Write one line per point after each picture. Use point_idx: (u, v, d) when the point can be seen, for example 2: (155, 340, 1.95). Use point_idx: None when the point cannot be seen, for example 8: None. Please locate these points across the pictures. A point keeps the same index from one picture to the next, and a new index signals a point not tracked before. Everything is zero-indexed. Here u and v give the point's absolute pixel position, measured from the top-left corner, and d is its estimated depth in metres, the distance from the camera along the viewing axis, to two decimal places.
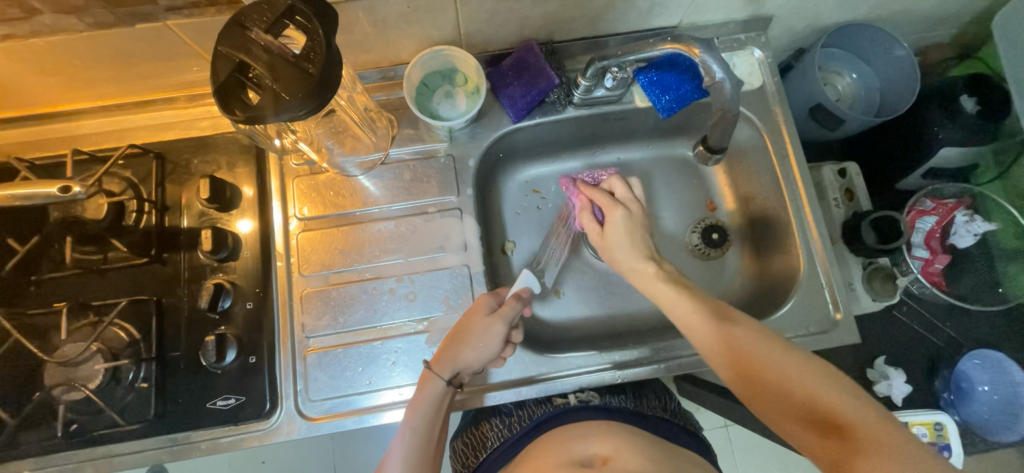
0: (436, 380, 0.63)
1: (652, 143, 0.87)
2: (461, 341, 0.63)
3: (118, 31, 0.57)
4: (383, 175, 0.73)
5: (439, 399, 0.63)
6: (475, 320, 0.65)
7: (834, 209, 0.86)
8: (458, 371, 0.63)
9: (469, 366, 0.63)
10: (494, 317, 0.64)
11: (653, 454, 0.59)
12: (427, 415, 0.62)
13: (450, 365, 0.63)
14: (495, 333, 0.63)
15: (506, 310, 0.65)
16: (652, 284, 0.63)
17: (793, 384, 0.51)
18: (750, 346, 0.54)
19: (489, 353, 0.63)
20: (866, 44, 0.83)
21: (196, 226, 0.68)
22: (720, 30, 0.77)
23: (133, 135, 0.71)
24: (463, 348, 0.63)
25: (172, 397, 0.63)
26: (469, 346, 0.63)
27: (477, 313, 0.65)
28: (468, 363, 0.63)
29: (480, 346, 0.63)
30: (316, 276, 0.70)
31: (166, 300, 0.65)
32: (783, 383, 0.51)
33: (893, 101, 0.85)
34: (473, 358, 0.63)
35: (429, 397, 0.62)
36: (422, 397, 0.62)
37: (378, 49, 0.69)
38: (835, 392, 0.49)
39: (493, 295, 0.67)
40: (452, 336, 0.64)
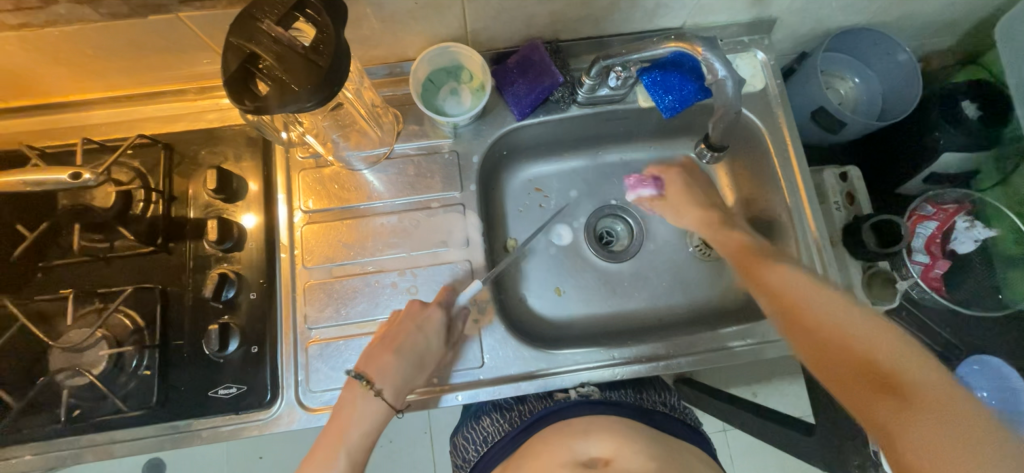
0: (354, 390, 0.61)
1: (655, 143, 0.87)
2: (382, 348, 0.63)
3: (131, 22, 0.57)
4: (387, 169, 0.74)
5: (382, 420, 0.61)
6: (429, 341, 0.64)
7: (834, 212, 0.86)
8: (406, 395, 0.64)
9: (399, 376, 0.62)
10: (409, 319, 0.64)
11: (655, 452, 0.60)
12: (368, 422, 0.60)
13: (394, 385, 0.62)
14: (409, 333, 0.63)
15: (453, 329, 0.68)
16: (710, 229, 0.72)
17: (865, 346, 0.50)
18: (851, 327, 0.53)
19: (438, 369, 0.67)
20: (869, 48, 0.83)
21: (202, 216, 0.68)
22: (724, 32, 0.78)
23: (141, 126, 0.72)
24: (385, 354, 0.62)
25: (174, 385, 0.64)
26: (387, 354, 0.62)
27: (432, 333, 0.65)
28: (393, 372, 0.62)
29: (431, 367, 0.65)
30: (320, 268, 0.70)
31: (171, 289, 0.66)
32: (847, 335, 0.51)
33: (895, 105, 0.86)
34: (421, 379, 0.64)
35: (370, 418, 0.61)
36: (362, 417, 0.60)
37: (386, 45, 0.70)
38: (894, 345, 0.49)
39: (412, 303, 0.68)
40: (375, 345, 0.64)
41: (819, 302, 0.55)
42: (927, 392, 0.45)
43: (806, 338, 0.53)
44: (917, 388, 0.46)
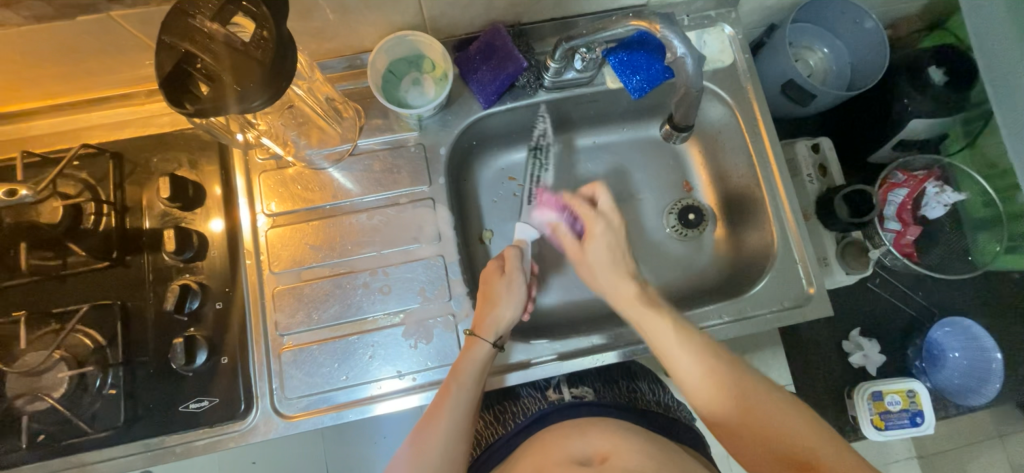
0: (481, 343, 0.63)
1: (628, 125, 0.86)
2: (492, 301, 0.66)
3: (59, 24, 0.54)
4: (352, 167, 0.71)
5: (486, 362, 0.63)
6: (494, 281, 0.68)
7: (807, 185, 0.86)
8: (501, 332, 0.65)
9: (509, 320, 0.66)
10: (515, 270, 0.69)
11: (653, 454, 0.57)
12: (470, 390, 0.61)
13: (489, 324, 0.65)
14: (518, 283, 0.68)
15: (513, 264, 0.70)
16: (631, 306, 0.64)
17: (751, 410, 0.54)
18: (792, 432, 0.52)
19: (518, 300, 0.67)
20: (836, 17, 0.82)
21: (158, 226, 0.66)
22: (690, 7, 0.76)
23: (87, 135, 0.68)
24: (498, 305, 0.66)
25: (142, 402, 0.62)
26: (503, 303, 0.66)
27: (491, 277, 0.69)
28: (507, 320, 0.66)
29: (510, 298, 0.67)
30: (287, 273, 0.68)
31: (131, 304, 0.63)
32: (735, 402, 0.55)
33: (864, 73, 0.86)
34: (509, 313, 0.66)
35: (475, 360, 0.62)
36: (466, 360, 0.62)
37: (340, 36, 0.66)
38: (776, 404, 0.54)
39: (500, 259, 0.72)
40: (485, 300, 0.67)
41: (689, 365, 0.59)
42: (817, 453, 0.50)
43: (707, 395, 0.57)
44: (808, 448, 0.50)
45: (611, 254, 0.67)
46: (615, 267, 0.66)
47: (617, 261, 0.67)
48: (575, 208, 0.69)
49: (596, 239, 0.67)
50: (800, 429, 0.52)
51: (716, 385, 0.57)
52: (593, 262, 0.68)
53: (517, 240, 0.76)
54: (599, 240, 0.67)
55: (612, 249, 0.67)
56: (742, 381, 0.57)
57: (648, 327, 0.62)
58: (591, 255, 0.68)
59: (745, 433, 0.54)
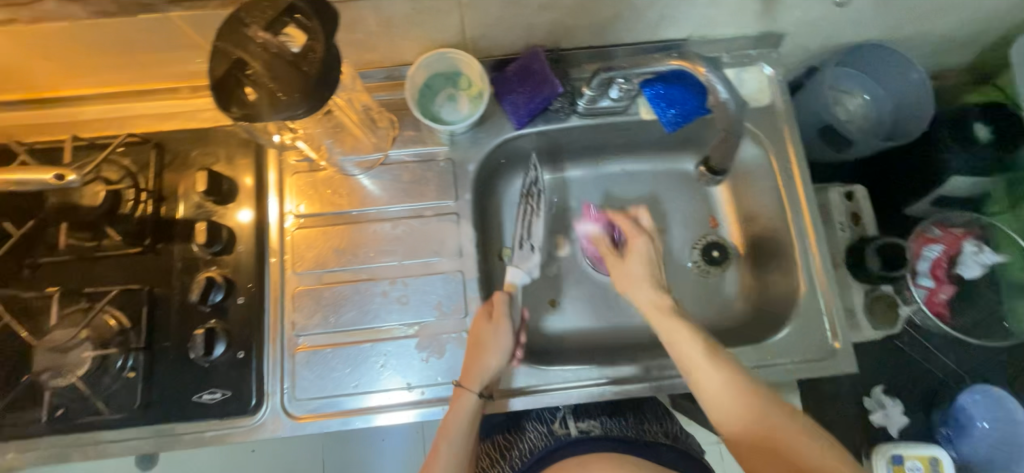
0: (468, 393, 0.63)
1: (658, 155, 0.85)
2: (479, 349, 0.64)
3: (121, 20, 0.56)
4: (382, 175, 0.73)
5: (476, 411, 0.63)
6: (480, 327, 0.66)
7: (838, 233, 0.84)
8: (486, 382, 0.63)
9: (496, 370, 0.64)
10: (502, 316, 0.66)
11: None
12: (462, 437, 0.63)
13: (474, 374, 0.63)
14: (505, 331, 0.65)
15: (500, 311, 0.67)
16: (659, 320, 0.62)
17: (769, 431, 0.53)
18: (783, 436, 0.52)
19: (506, 350, 0.65)
20: (881, 65, 0.80)
21: (192, 217, 0.68)
22: (731, 45, 0.76)
23: (135, 124, 0.71)
24: (486, 354, 0.64)
25: (159, 388, 0.63)
26: (489, 353, 0.64)
27: (479, 322, 0.66)
28: (495, 369, 0.64)
29: (496, 348, 0.64)
30: (310, 275, 0.69)
31: (158, 291, 0.65)
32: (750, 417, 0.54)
33: (906, 123, 0.82)
34: (496, 363, 0.64)
35: (464, 411, 0.62)
36: (457, 409, 0.62)
37: (382, 49, 0.68)
38: (794, 426, 0.53)
39: (488, 304, 0.69)
40: (473, 349, 0.64)
41: (712, 377, 0.56)
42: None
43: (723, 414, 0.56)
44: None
45: (646, 270, 0.66)
46: (653, 282, 0.65)
47: (653, 277, 0.66)
48: (619, 224, 0.69)
49: (637, 254, 0.67)
50: (795, 434, 0.52)
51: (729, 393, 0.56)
52: (628, 276, 0.67)
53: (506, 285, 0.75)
54: (637, 253, 0.67)
55: (646, 265, 0.66)
56: (749, 389, 0.55)
57: (673, 341, 0.60)
58: (631, 270, 0.67)
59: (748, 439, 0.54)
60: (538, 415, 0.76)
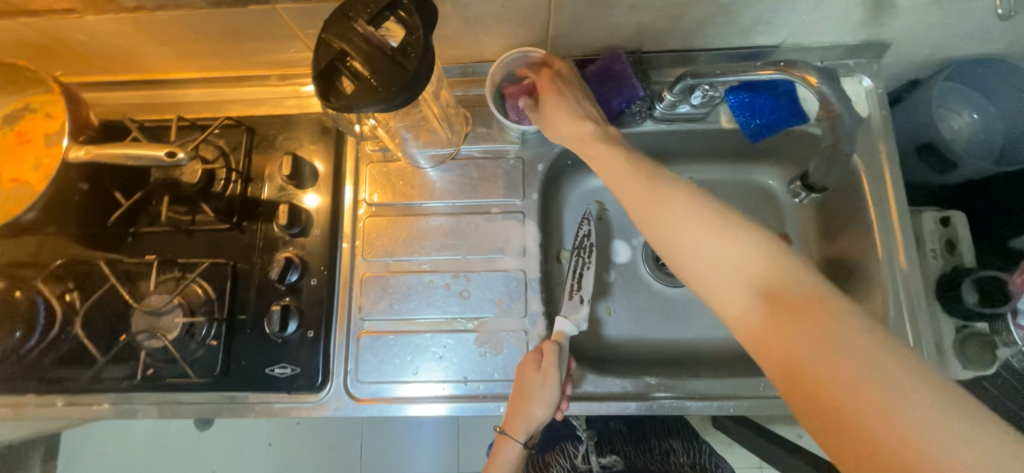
0: (513, 442, 0.63)
1: (730, 166, 0.82)
2: (526, 399, 0.62)
3: (231, 10, 0.60)
4: (452, 170, 0.74)
5: (518, 459, 0.65)
6: (528, 375, 0.63)
7: (929, 261, 0.78)
8: (530, 430, 0.63)
9: (539, 419, 0.63)
10: (552, 369, 0.63)
11: None
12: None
13: (519, 425, 0.63)
14: (554, 384, 0.62)
15: (551, 362, 0.63)
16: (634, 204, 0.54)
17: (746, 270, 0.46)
18: (802, 293, 0.43)
19: (552, 402, 0.62)
20: (995, 81, 0.74)
21: (275, 199, 0.71)
22: (825, 53, 0.71)
23: (229, 108, 0.76)
24: (532, 406, 0.62)
25: (236, 358, 0.67)
26: (536, 404, 0.62)
27: (527, 369, 0.63)
28: (541, 420, 0.63)
29: (544, 400, 0.62)
30: (377, 262, 0.72)
31: (241, 266, 0.69)
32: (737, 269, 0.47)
33: (1019, 148, 0.74)
34: (542, 414, 0.62)
35: (509, 459, 0.64)
36: (501, 458, 0.64)
37: (464, 46, 0.69)
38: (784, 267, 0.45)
39: (536, 350, 0.66)
40: (518, 397, 0.63)
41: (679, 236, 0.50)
42: (818, 312, 0.42)
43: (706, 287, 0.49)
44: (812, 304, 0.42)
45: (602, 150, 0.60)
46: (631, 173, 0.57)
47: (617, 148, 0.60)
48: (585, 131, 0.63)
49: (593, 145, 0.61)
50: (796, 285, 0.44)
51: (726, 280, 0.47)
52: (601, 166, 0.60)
53: (556, 331, 0.69)
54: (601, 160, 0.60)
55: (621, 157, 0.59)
56: (769, 276, 0.45)
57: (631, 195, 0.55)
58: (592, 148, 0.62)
59: (769, 342, 0.43)
60: (563, 449, 0.85)
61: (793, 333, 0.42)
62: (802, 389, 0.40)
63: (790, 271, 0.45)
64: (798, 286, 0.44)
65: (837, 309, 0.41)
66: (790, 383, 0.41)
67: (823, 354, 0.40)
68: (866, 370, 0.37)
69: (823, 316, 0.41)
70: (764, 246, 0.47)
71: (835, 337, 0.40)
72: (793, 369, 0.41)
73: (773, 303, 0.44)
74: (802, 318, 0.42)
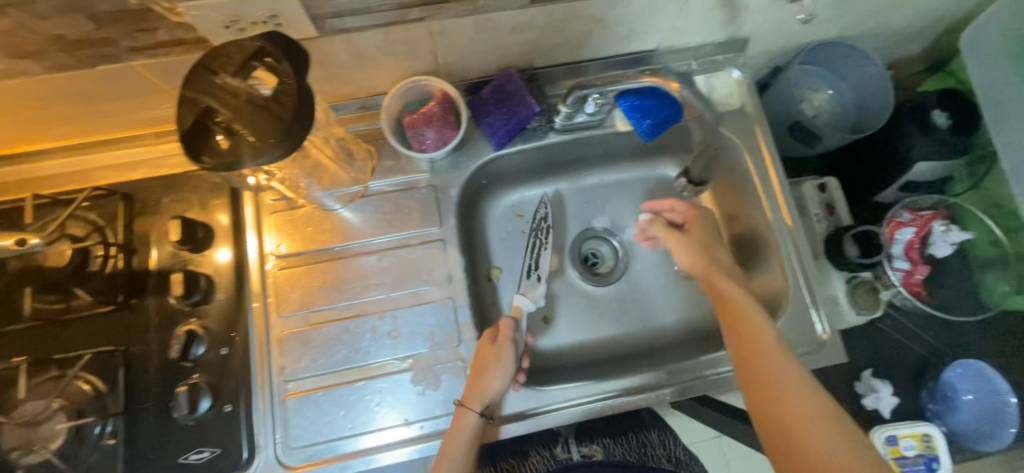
0: (469, 413, 0.62)
1: (637, 164, 0.86)
2: (483, 369, 0.64)
3: (77, 72, 0.53)
4: (363, 208, 0.71)
5: (475, 435, 0.62)
6: (484, 348, 0.66)
7: (815, 224, 0.87)
8: (488, 402, 0.63)
9: (497, 390, 0.64)
10: (508, 340, 0.67)
11: None
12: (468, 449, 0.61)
13: (476, 394, 0.63)
14: (510, 351, 0.66)
15: (507, 332, 0.68)
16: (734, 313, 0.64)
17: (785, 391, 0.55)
18: (820, 439, 0.51)
19: (510, 369, 0.65)
20: (841, 61, 0.84)
21: (166, 268, 0.65)
22: (699, 52, 0.77)
23: (100, 175, 0.68)
24: (488, 376, 0.64)
25: (143, 453, 0.60)
26: (493, 372, 0.64)
27: (484, 343, 0.67)
28: (497, 390, 0.64)
29: (501, 369, 0.64)
30: (294, 317, 0.67)
31: (134, 349, 0.62)
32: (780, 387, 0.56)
33: (869, 116, 0.86)
34: (500, 384, 0.64)
35: (464, 436, 0.61)
36: (457, 436, 0.61)
37: (355, 81, 0.67)
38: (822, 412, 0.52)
39: (494, 328, 0.70)
40: (474, 370, 0.64)
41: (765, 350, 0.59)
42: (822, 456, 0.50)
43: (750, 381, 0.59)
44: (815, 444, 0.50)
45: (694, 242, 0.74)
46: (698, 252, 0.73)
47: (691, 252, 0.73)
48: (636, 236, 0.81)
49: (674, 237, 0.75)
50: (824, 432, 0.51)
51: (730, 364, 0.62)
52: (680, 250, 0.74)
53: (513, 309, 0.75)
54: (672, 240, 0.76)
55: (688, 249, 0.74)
56: (790, 405, 0.54)
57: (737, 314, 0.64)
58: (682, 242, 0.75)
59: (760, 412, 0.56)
60: (542, 440, 0.89)
61: (773, 408, 0.55)
62: (787, 460, 0.52)
63: (782, 362, 0.58)
64: (785, 376, 0.56)
65: (810, 393, 0.55)
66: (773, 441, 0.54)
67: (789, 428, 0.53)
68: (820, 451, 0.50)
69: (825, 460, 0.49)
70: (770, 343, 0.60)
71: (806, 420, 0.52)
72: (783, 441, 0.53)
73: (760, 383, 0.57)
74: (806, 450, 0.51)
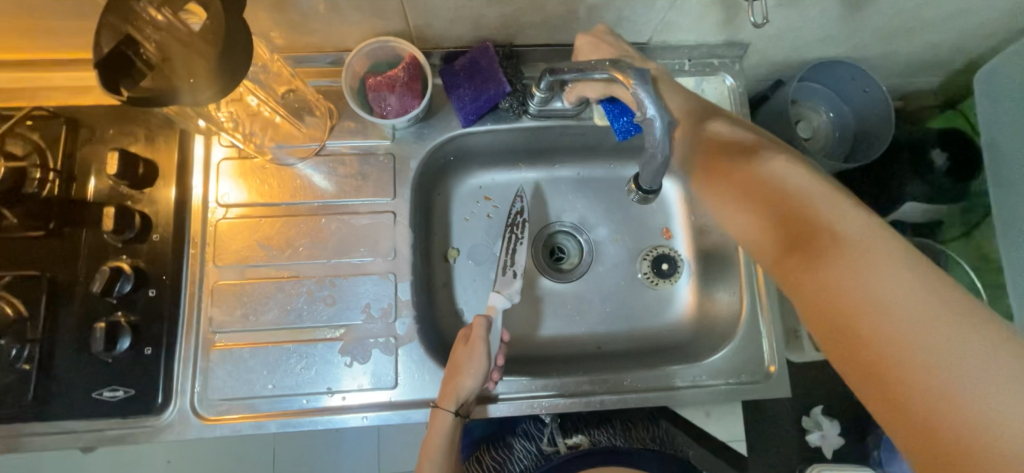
0: (444, 412, 0.61)
1: (615, 162, 0.83)
2: (454, 371, 0.62)
3: None
4: (318, 167, 0.69)
5: (452, 429, 0.62)
6: (456, 351, 0.64)
7: None
8: (462, 401, 0.62)
9: (471, 391, 0.62)
10: (480, 340, 0.64)
11: None
12: (444, 444, 0.63)
13: (450, 393, 0.61)
14: (482, 354, 0.63)
15: (477, 334, 0.65)
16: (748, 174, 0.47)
17: (833, 237, 0.40)
18: (891, 286, 0.37)
19: (483, 372, 0.63)
20: (845, 82, 0.79)
21: (104, 200, 0.63)
22: (693, 52, 0.73)
23: (48, 96, 0.65)
24: (460, 378, 0.62)
25: (58, 382, 0.59)
26: (464, 374, 0.62)
27: (457, 346, 0.65)
28: (470, 391, 0.62)
29: (473, 370, 0.62)
30: (230, 269, 0.65)
31: (61, 278, 0.61)
32: (828, 237, 0.40)
33: (866, 145, 0.81)
34: (472, 384, 0.62)
35: (442, 431, 0.62)
36: (434, 433, 0.62)
37: (321, 33, 0.64)
38: (885, 254, 0.38)
39: (468, 327, 0.67)
40: (446, 371, 0.63)
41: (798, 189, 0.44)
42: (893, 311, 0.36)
43: (776, 237, 0.43)
44: (885, 283, 0.37)
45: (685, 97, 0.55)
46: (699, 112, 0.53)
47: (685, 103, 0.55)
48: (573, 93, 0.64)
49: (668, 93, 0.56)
50: (888, 275, 0.37)
51: (754, 228, 0.45)
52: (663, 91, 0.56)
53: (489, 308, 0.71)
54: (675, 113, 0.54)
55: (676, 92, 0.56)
56: (845, 245, 0.39)
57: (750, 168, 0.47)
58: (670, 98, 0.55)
59: (807, 288, 0.40)
60: (526, 432, 0.80)
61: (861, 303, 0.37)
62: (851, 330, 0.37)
63: (832, 202, 0.42)
64: (844, 222, 0.41)
65: (886, 244, 0.39)
66: (832, 337, 0.38)
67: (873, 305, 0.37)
68: (912, 316, 0.35)
69: (906, 310, 0.36)
70: (809, 182, 0.44)
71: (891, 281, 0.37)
72: (839, 313, 0.38)
73: (805, 245, 0.41)
74: (880, 310, 0.36)
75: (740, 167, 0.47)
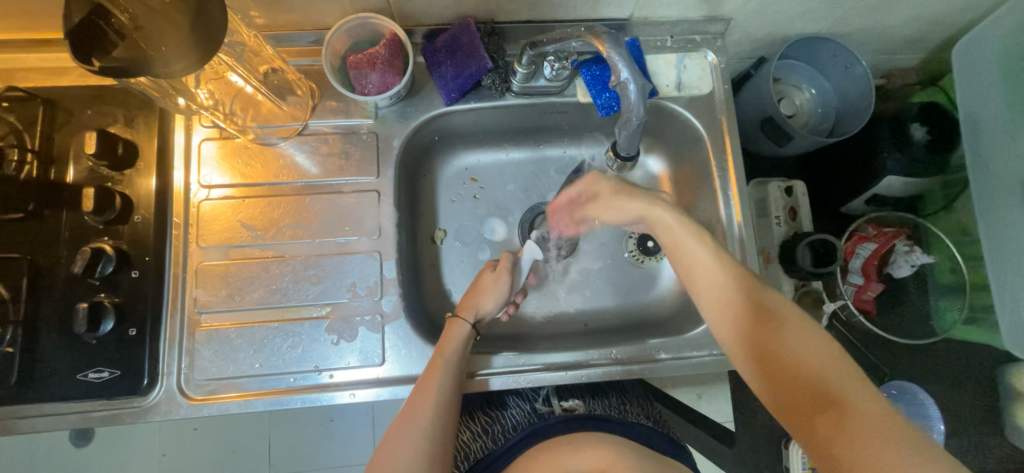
0: (462, 323, 0.65)
1: (601, 141, 0.83)
2: (478, 291, 0.68)
3: None
4: (301, 146, 0.68)
5: (465, 343, 0.64)
6: (484, 274, 0.70)
7: (774, 228, 0.84)
8: (480, 319, 0.67)
9: (489, 312, 0.68)
10: (507, 266, 0.70)
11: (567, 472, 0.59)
12: (451, 376, 0.60)
13: (472, 307, 0.67)
14: (506, 279, 0.69)
15: (505, 262, 0.71)
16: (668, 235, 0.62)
17: (785, 344, 0.50)
18: (822, 376, 0.47)
19: (504, 297, 0.68)
20: (826, 58, 0.79)
21: (84, 182, 0.62)
22: (675, 28, 0.73)
23: (24, 78, 0.65)
24: (481, 297, 0.67)
25: (41, 365, 0.59)
26: (488, 295, 0.68)
27: (485, 270, 0.71)
28: (489, 311, 0.68)
29: (497, 292, 0.68)
30: (214, 250, 0.65)
31: (41, 261, 0.60)
32: (776, 340, 0.51)
33: (847, 120, 0.82)
34: (492, 305, 0.68)
35: (454, 343, 0.63)
36: (448, 341, 0.63)
37: (300, 11, 0.63)
38: (810, 336, 0.50)
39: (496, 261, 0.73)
40: (472, 289, 0.69)
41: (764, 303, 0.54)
42: (852, 404, 0.45)
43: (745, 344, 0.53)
44: (832, 378, 0.47)
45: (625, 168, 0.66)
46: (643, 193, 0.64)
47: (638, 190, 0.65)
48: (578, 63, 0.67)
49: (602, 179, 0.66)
50: (826, 364, 0.48)
51: (727, 331, 0.55)
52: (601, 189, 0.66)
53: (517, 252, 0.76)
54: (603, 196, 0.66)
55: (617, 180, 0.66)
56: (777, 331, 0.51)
57: (680, 248, 0.60)
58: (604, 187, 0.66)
59: (783, 390, 0.48)
60: (521, 392, 0.79)
61: (798, 383, 0.48)
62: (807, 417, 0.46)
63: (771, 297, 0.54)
64: (788, 313, 0.52)
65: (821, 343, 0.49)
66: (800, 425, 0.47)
67: (839, 410, 0.45)
68: (876, 420, 0.43)
69: (862, 412, 0.44)
70: (738, 280, 0.56)
71: (800, 353, 0.49)
72: (803, 408, 0.47)
73: (759, 346, 0.51)
74: (834, 405, 0.45)
75: (686, 261, 0.60)
